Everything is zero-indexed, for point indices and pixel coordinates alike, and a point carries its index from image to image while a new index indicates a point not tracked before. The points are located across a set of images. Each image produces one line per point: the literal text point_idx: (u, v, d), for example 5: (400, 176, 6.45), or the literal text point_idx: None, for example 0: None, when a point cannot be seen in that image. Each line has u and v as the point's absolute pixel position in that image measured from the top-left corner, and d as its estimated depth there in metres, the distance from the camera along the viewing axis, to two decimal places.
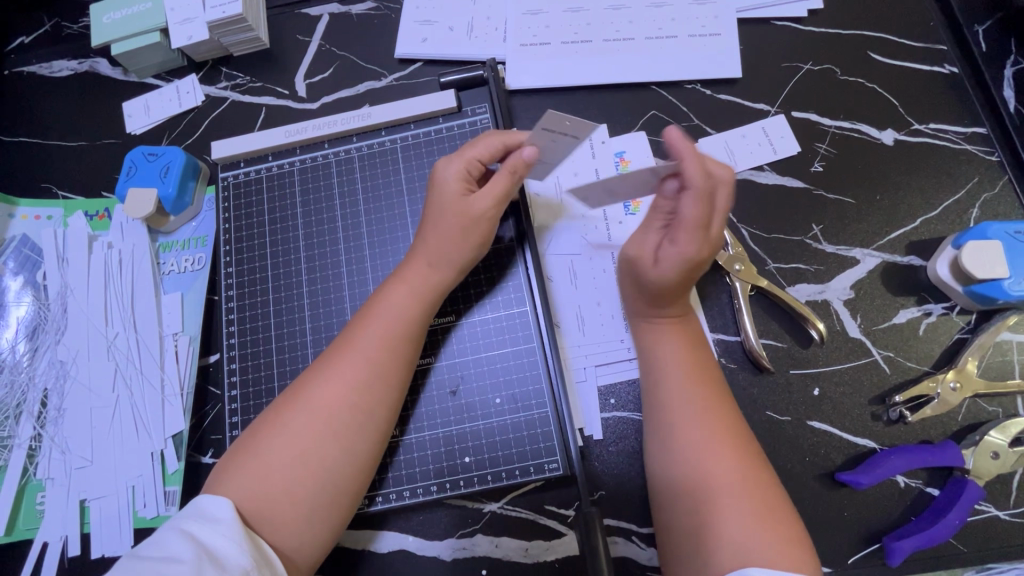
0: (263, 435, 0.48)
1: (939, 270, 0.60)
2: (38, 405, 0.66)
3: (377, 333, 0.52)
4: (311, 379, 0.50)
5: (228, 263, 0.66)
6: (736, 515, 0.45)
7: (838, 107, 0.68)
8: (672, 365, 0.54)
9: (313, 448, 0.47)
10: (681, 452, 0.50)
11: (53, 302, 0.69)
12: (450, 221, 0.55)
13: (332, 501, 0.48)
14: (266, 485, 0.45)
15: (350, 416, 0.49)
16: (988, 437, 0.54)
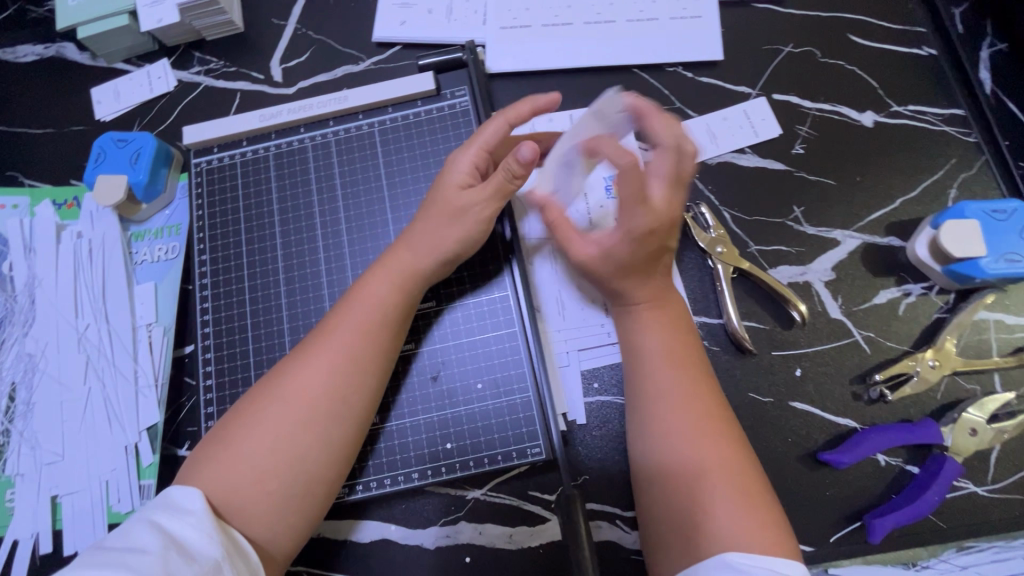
0: (236, 425, 0.47)
1: (918, 250, 0.60)
2: (5, 400, 0.64)
3: (354, 320, 0.51)
4: (288, 368, 0.49)
5: (203, 253, 0.64)
6: (724, 499, 0.44)
7: (818, 90, 0.68)
8: (659, 343, 0.52)
9: (286, 437, 0.46)
10: (670, 437, 0.49)
11: (21, 294, 0.67)
12: (436, 208, 0.55)
13: (305, 491, 0.47)
14: (235, 474, 0.45)
15: (324, 404, 0.48)
16: (966, 414, 0.55)
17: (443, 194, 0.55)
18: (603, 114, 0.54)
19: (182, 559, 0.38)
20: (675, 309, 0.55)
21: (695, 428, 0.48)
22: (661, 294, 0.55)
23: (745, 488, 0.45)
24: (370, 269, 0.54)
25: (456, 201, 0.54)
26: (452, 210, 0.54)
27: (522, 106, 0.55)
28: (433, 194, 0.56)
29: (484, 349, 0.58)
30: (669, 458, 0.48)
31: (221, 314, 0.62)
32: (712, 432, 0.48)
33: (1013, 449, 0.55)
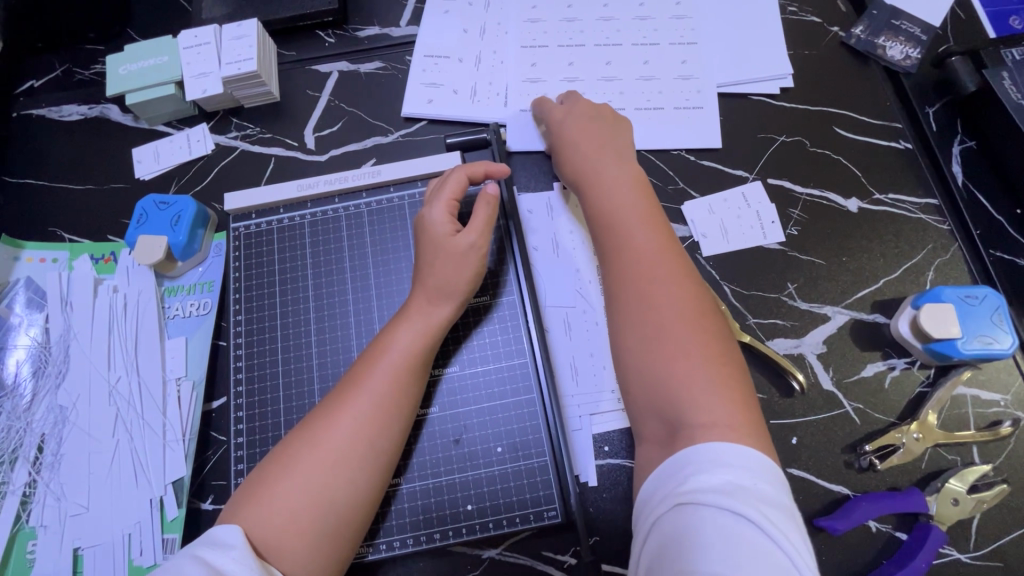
0: (272, 469, 0.52)
1: (900, 328, 0.66)
2: (34, 451, 0.66)
3: (383, 372, 0.57)
4: (322, 415, 0.55)
5: (237, 313, 0.68)
6: (697, 369, 0.50)
7: (809, 177, 0.75)
8: (644, 230, 0.59)
9: (319, 480, 0.51)
10: (656, 324, 0.53)
11: (55, 346, 0.69)
12: (435, 254, 0.61)
13: (335, 532, 0.52)
14: (274, 517, 0.50)
15: (353, 449, 0.53)
16: (949, 485, 0.59)
17: (438, 242, 0.61)
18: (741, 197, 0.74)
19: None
20: (648, 198, 0.62)
21: (674, 305, 0.54)
22: (641, 187, 0.63)
23: (716, 357, 0.51)
24: (397, 324, 0.60)
25: (460, 244, 0.61)
26: (456, 253, 0.61)
27: (475, 162, 0.66)
28: (422, 245, 0.63)
29: (503, 414, 0.62)
30: (645, 336, 0.53)
31: (254, 372, 0.65)
32: (689, 307, 0.54)
33: (993, 518, 0.60)
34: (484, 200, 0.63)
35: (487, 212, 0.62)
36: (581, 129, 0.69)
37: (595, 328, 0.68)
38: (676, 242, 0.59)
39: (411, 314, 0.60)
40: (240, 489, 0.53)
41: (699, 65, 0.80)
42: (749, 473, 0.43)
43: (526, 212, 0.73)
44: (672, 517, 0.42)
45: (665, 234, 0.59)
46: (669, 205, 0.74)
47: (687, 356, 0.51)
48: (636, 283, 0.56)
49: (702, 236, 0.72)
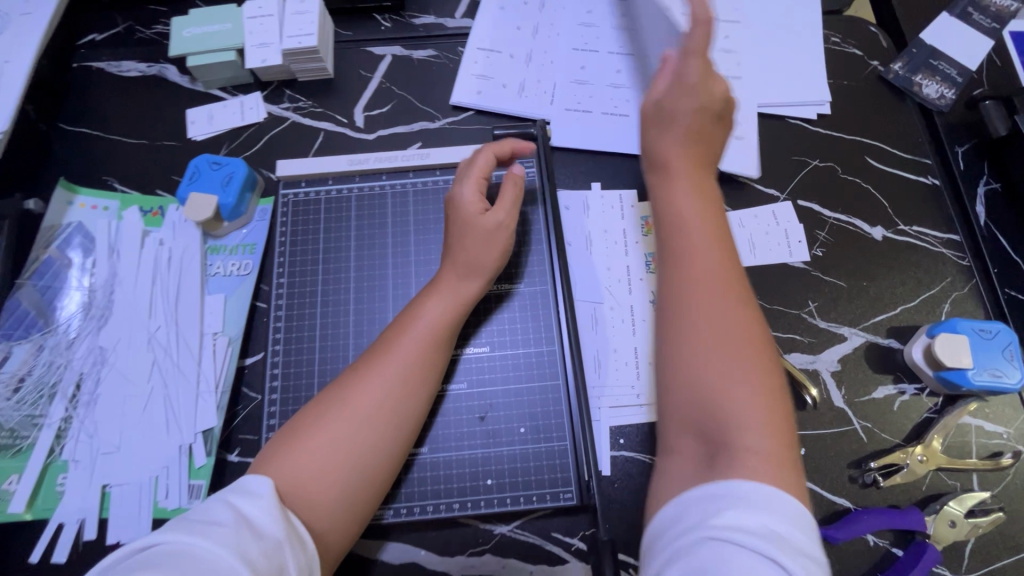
0: (302, 427, 0.54)
1: (913, 355, 0.68)
2: (71, 388, 0.67)
3: (411, 341, 0.59)
4: (352, 377, 0.57)
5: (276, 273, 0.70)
6: (745, 388, 0.48)
7: (838, 202, 0.78)
8: (698, 236, 0.56)
9: (346, 436, 0.54)
10: (706, 338, 0.50)
11: (99, 289, 0.72)
12: (464, 232, 0.64)
13: (359, 489, 0.54)
14: (301, 470, 0.52)
15: (380, 411, 0.56)
16: (947, 507, 0.62)
17: (467, 219, 0.64)
18: (774, 214, 0.77)
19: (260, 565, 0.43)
20: (706, 191, 0.59)
21: (727, 322, 0.51)
22: (704, 189, 0.59)
23: (770, 386, 0.49)
24: (428, 296, 0.62)
25: (488, 222, 0.63)
26: (485, 229, 0.63)
27: (501, 144, 0.69)
28: (454, 224, 0.65)
29: (523, 395, 0.65)
30: (695, 347, 0.51)
31: (291, 334, 0.68)
32: (738, 325, 0.51)
33: (986, 543, 0.62)
34: (512, 178, 0.66)
35: (514, 189, 0.65)
36: (688, 112, 0.60)
37: (621, 325, 0.70)
38: (731, 246, 0.56)
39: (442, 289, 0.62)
40: (268, 444, 0.55)
41: (741, 85, 0.83)
42: (788, 522, 0.41)
43: (563, 208, 0.76)
44: (700, 552, 0.40)
45: (724, 243, 0.56)
46: None
47: (731, 369, 0.49)
48: (685, 295, 0.53)
49: None
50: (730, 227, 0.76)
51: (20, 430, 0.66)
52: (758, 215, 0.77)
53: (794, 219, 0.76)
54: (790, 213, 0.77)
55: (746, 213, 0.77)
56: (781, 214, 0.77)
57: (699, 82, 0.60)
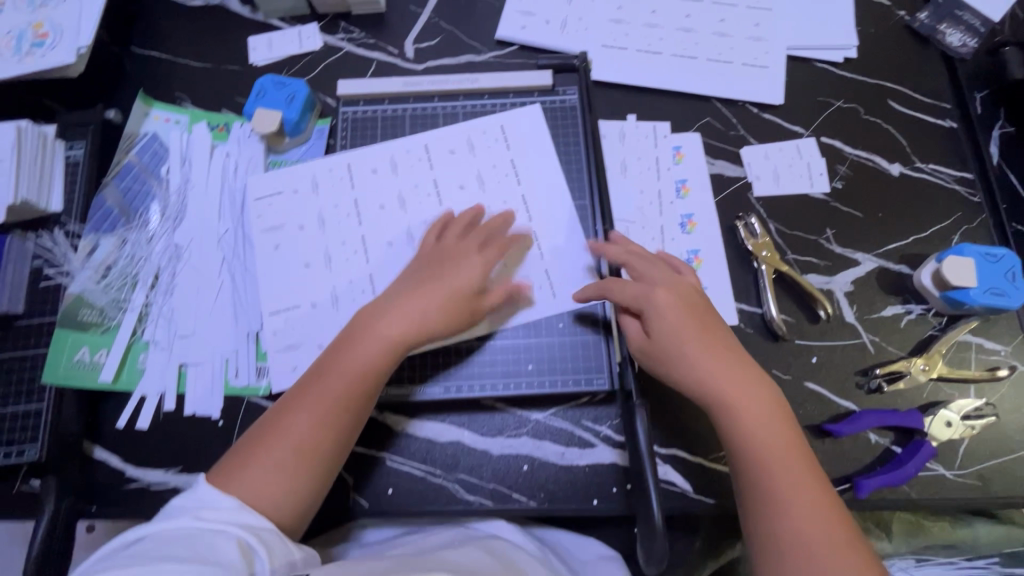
0: (261, 441, 0.59)
1: (922, 278, 0.73)
2: (152, 278, 0.75)
3: (362, 350, 0.63)
4: (305, 393, 0.62)
5: (370, 162, 0.77)
6: (819, 543, 0.53)
7: (859, 140, 0.82)
8: (758, 401, 0.59)
9: (300, 443, 0.59)
10: (783, 510, 0.55)
11: (174, 194, 0.79)
12: (436, 290, 0.66)
13: (319, 479, 0.60)
14: (259, 477, 0.57)
15: (331, 411, 0.61)
16: (944, 410, 0.68)
17: (453, 287, 0.66)
18: (799, 148, 0.82)
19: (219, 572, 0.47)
20: (755, 381, 0.61)
21: (793, 483, 0.56)
22: (727, 346, 0.63)
23: (841, 543, 0.53)
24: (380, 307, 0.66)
25: (466, 290, 0.66)
26: (460, 291, 0.66)
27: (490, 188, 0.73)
28: (433, 280, 0.66)
29: (561, 276, 0.72)
30: (774, 511, 0.55)
31: (355, 226, 0.75)
32: (807, 482, 0.56)
33: (979, 445, 0.68)
34: (497, 245, 0.70)
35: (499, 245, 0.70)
36: (687, 334, 0.62)
37: (652, 242, 0.77)
38: (789, 426, 0.59)
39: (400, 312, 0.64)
40: (226, 458, 0.59)
41: (771, 28, 0.87)
42: None
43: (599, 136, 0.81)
44: None
45: (784, 425, 0.59)
46: (729, 147, 0.82)
47: (806, 528, 0.54)
48: (772, 501, 0.56)
49: (756, 178, 0.80)
50: (757, 158, 0.81)
51: (108, 310, 0.73)
52: (783, 148, 0.82)
53: (817, 153, 0.81)
54: (816, 148, 0.82)
55: (772, 146, 0.82)
56: (806, 148, 0.82)
57: (683, 314, 0.63)
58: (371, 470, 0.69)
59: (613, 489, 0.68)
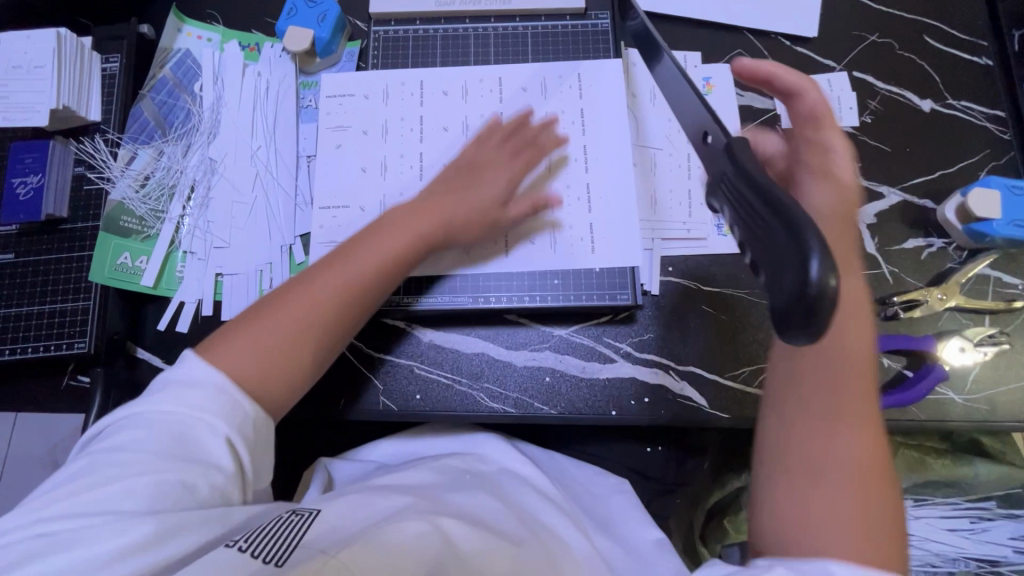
0: (267, 309, 0.58)
1: (946, 212, 0.74)
2: (188, 191, 0.77)
3: (387, 235, 0.64)
4: (321, 268, 0.61)
5: (442, 84, 0.79)
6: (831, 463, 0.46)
7: (891, 75, 0.82)
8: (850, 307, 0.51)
9: (308, 310, 0.58)
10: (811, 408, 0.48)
11: (208, 109, 0.80)
12: (465, 204, 0.68)
13: (317, 354, 0.58)
14: (259, 340, 0.56)
15: (341, 288, 0.60)
16: (958, 336, 0.70)
17: (485, 208, 0.69)
18: (831, 82, 0.81)
19: (217, 479, 0.48)
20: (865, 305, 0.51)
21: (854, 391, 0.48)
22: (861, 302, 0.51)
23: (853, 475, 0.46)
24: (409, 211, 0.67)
25: (493, 211, 0.70)
26: (487, 210, 0.69)
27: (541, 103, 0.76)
28: (461, 188, 0.69)
29: (598, 188, 0.74)
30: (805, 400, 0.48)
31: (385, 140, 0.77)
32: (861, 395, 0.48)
33: (989, 372, 0.70)
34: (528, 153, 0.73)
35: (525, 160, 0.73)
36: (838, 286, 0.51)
37: (679, 169, 0.77)
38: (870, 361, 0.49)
39: (426, 215, 0.66)
40: (225, 330, 0.57)
41: None
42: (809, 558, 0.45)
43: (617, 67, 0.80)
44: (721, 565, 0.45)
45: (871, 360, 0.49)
46: None
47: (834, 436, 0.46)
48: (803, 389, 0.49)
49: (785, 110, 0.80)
50: (786, 91, 0.81)
51: (147, 220, 0.75)
52: (814, 81, 0.81)
53: (848, 86, 0.81)
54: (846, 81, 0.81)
55: (803, 78, 0.81)
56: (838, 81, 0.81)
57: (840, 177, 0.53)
58: (399, 377, 0.72)
59: (631, 402, 0.71)
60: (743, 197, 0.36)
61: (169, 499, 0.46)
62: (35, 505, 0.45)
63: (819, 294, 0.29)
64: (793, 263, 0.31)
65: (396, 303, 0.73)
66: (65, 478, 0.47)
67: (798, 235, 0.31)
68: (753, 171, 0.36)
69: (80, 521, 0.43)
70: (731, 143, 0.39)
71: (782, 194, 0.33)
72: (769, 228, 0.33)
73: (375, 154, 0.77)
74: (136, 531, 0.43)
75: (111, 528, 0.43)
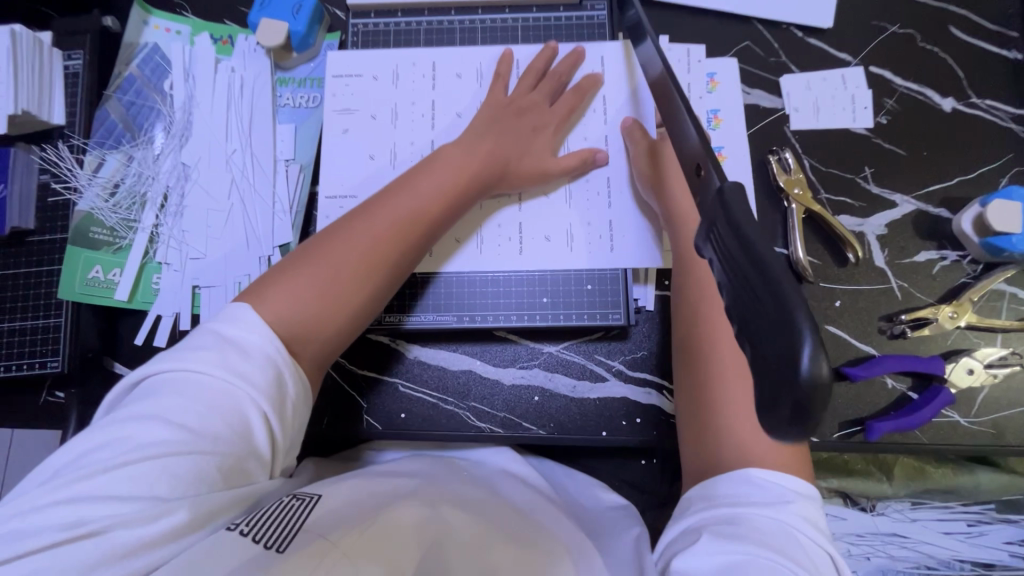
0: (318, 247, 0.58)
1: (962, 223, 0.69)
2: (161, 199, 0.73)
3: (437, 175, 0.64)
4: (373, 206, 0.61)
5: (454, 66, 0.74)
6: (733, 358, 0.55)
7: (911, 70, 0.76)
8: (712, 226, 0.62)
9: (363, 250, 0.58)
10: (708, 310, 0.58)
11: (180, 110, 0.75)
12: (510, 146, 0.68)
13: (371, 295, 0.59)
14: (316, 281, 0.56)
15: (393, 230, 0.60)
16: (967, 357, 0.66)
17: (530, 152, 0.69)
18: (847, 79, 0.75)
19: (251, 463, 0.48)
20: None
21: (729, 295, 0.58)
22: None
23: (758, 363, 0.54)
24: (457, 148, 0.66)
25: (537, 154, 0.69)
26: (531, 155, 0.69)
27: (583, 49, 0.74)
28: (508, 131, 0.69)
29: (620, 184, 0.71)
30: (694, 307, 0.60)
31: (369, 141, 0.73)
32: None
33: (998, 394, 0.67)
34: (572, 95, 0.72)
35: (569, 100, 0.72)
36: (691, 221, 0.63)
37: None
38: None
39: (478, 154, 0.66)
40: (272, 270, 0.57)
41: None
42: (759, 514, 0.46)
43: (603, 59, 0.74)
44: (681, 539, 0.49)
45: None
46: (768, 75, 0.76)
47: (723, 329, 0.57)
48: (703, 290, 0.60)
49: (794, 110, 0.75)
50: (798, 88, 0.75)
51: (118, 230, 0.72)
52: (827, 78, 0.76)
53: (864, 82, 0.75)
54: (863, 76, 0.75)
55: (816, 75, 0.76)
56: (853, 78, 0.75)
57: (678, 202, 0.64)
58: (383, 395, 0.70)
59: (623, 423, 0.68)
60: (732, 255, 0.32)
61: (202, 484, 0.45)
62: (58, 483, 0.43)
63: (811, 393, 0.26)
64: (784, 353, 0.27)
65: (379, 320, 0.70)
66: (87, 452, 0.45)
67: (791, 324, 0.27)
68: (745, 228, 0.32)
69: (114, 506, 0.42)
70: (726, 189, 0.34)
71: (776, 265, 0.29)
72: (759, 303, 0.29)
73: (383, 141, 0.73)
74: (171, 517, 0.43)
75: (144, 515, 0.42)
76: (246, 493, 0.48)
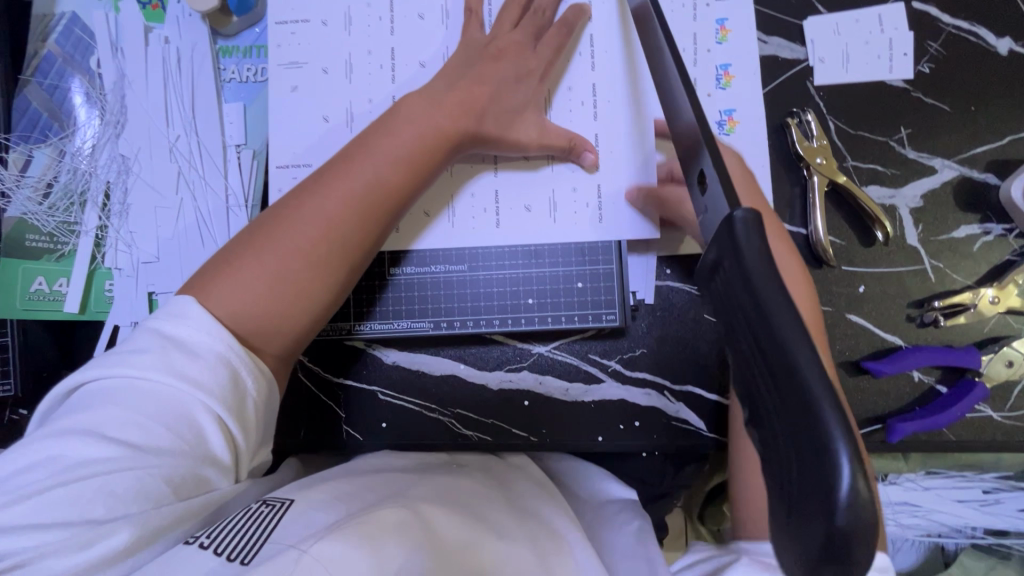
0: (268, 226, 0.51)
1: (1012, 192, 0.60)
2: (101, 197, 0.66)
3: (397, 136, 0.55)
4: (328, 176, 0.53)
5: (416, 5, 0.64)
6: None
7: (961, 5, 0.63)
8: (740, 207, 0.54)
9: (315, 227, 0.51)
10: None
11: (110, 92, 0.66)
12: (483, 99, 0.58)
13: (331, 279, 0.52)
14: (263, 265, 0.49)
15: (349, 202, 0.52)
16: (1008, 348, 0.60)
17: (508, 108, 0.59)
18: (882, 18, 0.64)
19: (208, 471, 0.42)
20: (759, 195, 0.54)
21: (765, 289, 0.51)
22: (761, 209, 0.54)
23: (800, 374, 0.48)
24: (425, 102, 0.57)
25: (513, 104, 0.60)
26: (507, 106, 0.59)
27: None
28: (480, 83, 0.58)
29: (612, 153, 0.62)
30: None
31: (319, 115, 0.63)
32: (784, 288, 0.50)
33: None
34: (555, 30, 0.61)
35: (553, 33, 0.61)
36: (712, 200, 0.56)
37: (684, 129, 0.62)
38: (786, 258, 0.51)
39: (447, 106, 0.56)
40: (222, 255, 0.51)
41: None
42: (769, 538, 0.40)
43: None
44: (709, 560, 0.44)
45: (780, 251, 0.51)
46: (789, 18, 0.64)
47: None
48: None
49: (819, 61, 0.63)
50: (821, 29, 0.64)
51: (59, 235, 0.66)
52: (860, 19, 0.64)
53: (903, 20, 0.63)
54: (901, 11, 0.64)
55: (847, 14, 0.64)
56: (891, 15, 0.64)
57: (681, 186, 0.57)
58: (362, 404, 0.65)
59: (621, 427, 0.63)
60: (749, 326, 0.26)
61: (148, 500, 0.39)
62: None
63: (846, 530, 0.22)
64: (813, 472, 0.22)
65: (349, 328, 0.64)
66: (14, 475, 0.39)
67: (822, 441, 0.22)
68: (766, 293, 0.26)
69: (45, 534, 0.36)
70: (736, 218, 0.28)
71: (802, 355, 0.24)
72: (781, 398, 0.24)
73: (339, 97, 0.63)
74: (110, 540, 0.37)
75: (79, 539, 0.37)
76: (203, 503, 0.42)
